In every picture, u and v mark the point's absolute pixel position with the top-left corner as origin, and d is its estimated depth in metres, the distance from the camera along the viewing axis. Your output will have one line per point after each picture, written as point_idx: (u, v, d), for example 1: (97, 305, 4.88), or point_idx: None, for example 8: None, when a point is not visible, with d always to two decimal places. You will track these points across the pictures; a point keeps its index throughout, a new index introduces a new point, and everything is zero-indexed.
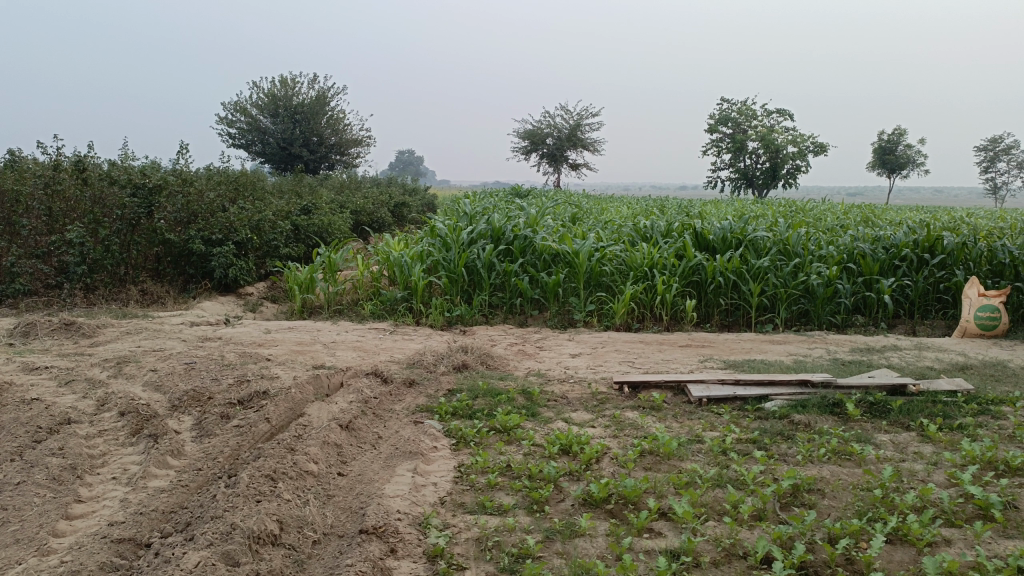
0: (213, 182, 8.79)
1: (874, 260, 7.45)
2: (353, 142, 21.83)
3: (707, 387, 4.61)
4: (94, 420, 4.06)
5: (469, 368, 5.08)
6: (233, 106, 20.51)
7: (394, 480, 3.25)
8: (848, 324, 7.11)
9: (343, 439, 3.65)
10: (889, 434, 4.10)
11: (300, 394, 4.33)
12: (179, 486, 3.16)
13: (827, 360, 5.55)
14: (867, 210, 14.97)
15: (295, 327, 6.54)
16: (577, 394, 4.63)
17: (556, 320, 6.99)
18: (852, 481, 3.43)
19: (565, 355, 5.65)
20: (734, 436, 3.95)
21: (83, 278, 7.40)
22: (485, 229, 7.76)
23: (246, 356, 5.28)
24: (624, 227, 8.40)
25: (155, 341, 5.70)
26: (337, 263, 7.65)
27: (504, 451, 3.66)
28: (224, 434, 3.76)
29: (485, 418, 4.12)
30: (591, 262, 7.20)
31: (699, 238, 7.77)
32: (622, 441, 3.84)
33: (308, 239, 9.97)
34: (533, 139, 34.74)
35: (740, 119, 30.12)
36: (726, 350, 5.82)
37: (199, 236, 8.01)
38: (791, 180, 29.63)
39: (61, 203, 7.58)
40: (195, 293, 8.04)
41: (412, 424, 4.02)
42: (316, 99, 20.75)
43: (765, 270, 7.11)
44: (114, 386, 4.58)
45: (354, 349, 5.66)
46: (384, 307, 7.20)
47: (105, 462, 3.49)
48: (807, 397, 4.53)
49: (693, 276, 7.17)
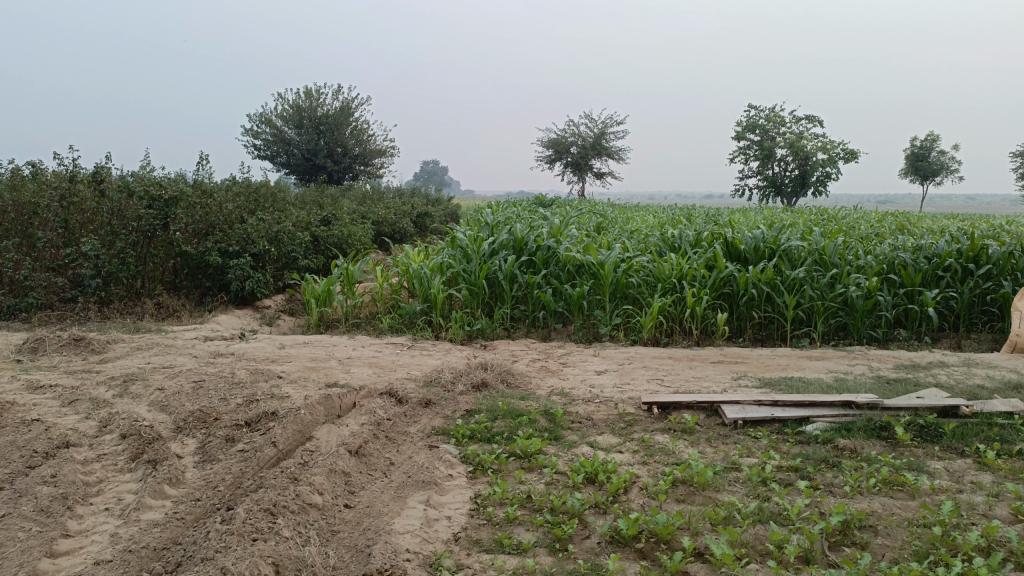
0: (232, 193, 8.63)
1: (916, 270, 7.08)
2: (377, 153, 21.73)
3: (743, 408, 4.31)
4: (94, 443, 3.86)
5: (488, 387, 4.82)
6: (258, 118, 20.51)
7: (405, 514, 3.00)
8: (889, 338, 6.76)
9: (352, 466, 3.41)
10: (943, 461, 3.77)
11: (310, 415, 4.11)
12: (174, 519, 2.94)
13: (869, 378, 5.21)
14: (902, 217, 14.52)
15: (311, 341, 6.34)
16: (603, 415, 4.35)
17: (581, 334, 6.72)
18: (906, 517, 3.11)
19: (590, 372, 5.37)
20: (774, 463, 3.66)
21: (97, 292, 7.28)
22: (506, 239, 7.51)
23: (257, 373, 5.06)
24: (651, 236, 8.10)
25: (165, 357, 5.52)
26: (355, 275, 7.44)
27: (524, 480, 3.39)
28: (228, 460, 3.54)
29: (505, 442, 3.85)
30: (617, 273, 6.91)
31: (730, 248, 7.45)
32: (652, 469, 3.55)
33: (327, 250, 9.80)
34: (557, 148, 34.49)
35: (768, 125, 29.65)
36: (761, 367, 5.51)
37: (216, 248, 7.86)
38: (821, 187, 29.08)
39: (78, 215, 7.44)
40: (211, 306, 7.87)
41: (427, 449, 3.76)
42: (340, 109, 20.67)
43: (801, 281, 6.78)
44: (119, 406, 4.39)
45: (369, 366, 5.43)
46: (403, 321, 6.98)
47: (100, 491, 3.28)
48: (851, 420, 4.22)
49: (724, 287, 6.86)
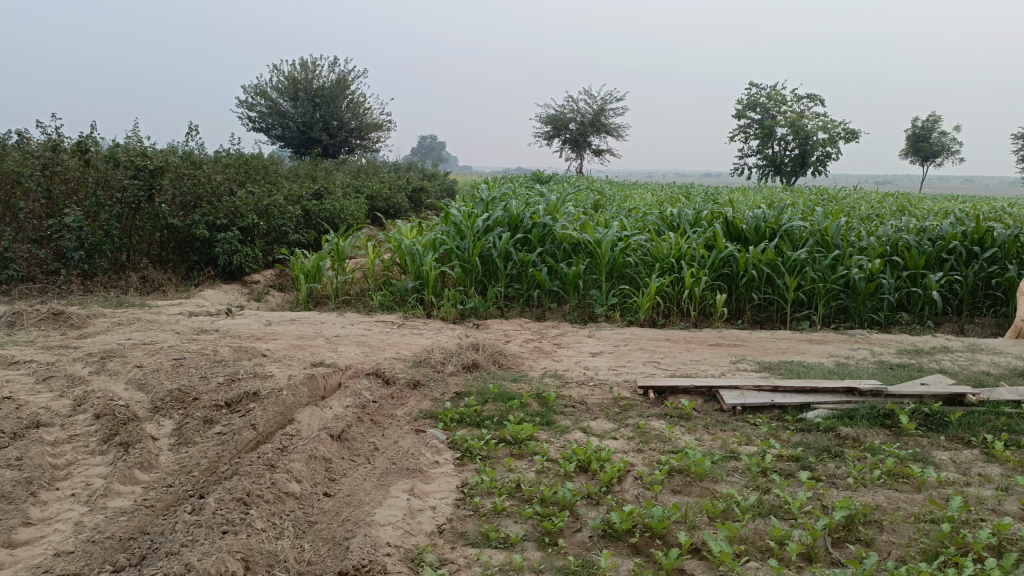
0: (221, 165, 8.43)
1: (920, 252, 6.92)
2: (373, 127, 21.42)
3: (742, 394, 4.17)
4: (66, 423, 3.70)
5: (479, 368, 4.66)
6: (252, 90, 20.16)
7: (387, 504, 2.85)
8: (891, 321, 6.61)
9: (333, 452, 3.26)
10: (949, 452, 3.63)
11: (292, 396, 3.95)
12: (143, 507, 2.80)
13: (871, 363, 5.06)
14: (903, 199, 14.39)
15: (298, 318, 6.17)
16: (597, 399, 4.20)
17: (576, 315, 6.56)
18: (913, 511, 2.98)
19: (584, 353, 5.21)
20: (774, 452, 3.51)
21: (80, 265, 7.09)
22: (501, 216, 7.32)
23: (241, 351, 4.89)
24: (649, 215, 7.92)
25: (147, 333, 5.35)
26: (346, 251, 7.26)
27: (513, 467, 3.24)
28: (204, 443, 3.39)
29: (495, 427, 3.70)
30: (614, 252, 6.73)
31: (731, 228, 7.26)
32: (648, 457, 3.40)
33: (318, 225, 9.60)
34: (556, 124, 34.15)
35: (769, 104, 29.33)
36: (760, 350, 5.36)
37: (204, 221, 7.66)
38: (821, 168, 28.84)
39: (61, 184, 7.23)
40: (198, 281, 7.68)
41: (413, 433, 3.61)
42: (336, 82, 20.31)
43: (802, 262, 6.61)
44: (95, 385, 4.23)
45: (357, 344, 5.26)
46: (394, 298, 6.81)
47: (68, 475, 3.13)
48: (854, 407, 4.07)
49: (724, 268, 6.69)
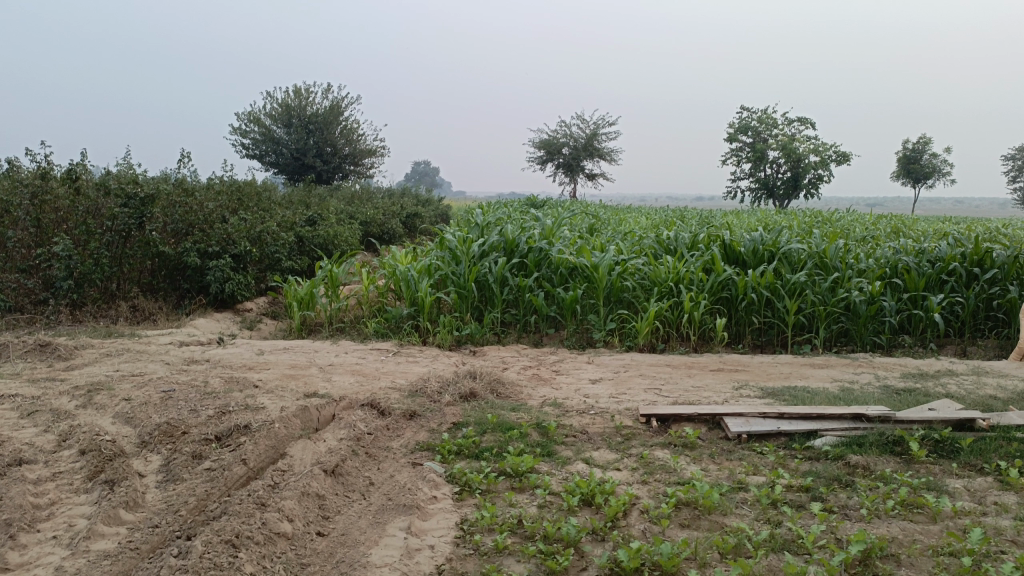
0: (214, 192, 8.36)
1: (920, 274, 6.85)
2: (367, 153, 21.42)
3: (747, 421, 4.06)
4: (50, 460, 3.57)
5: (477, 397, 4.55)
6: (246, 117, 20.15)
7: (383, 544, 2.74)
8: (893, 344, 6.52)
9: (327, 488, 3.14)
10: (962, 480, 3.53)
11: (285, 428, 3.82)
12: (128, 549, 2.68)
13: (876, 388, 4.96)
14: (897, 220, 14.38)
15: (291, 347, 6.05)
16: (599, 428, 4.08)
17: (574, 340, 6.46)
18: (930, 544, 2.86)
19: (583, 381, 5.10)
20: (782, 482, 3.40)
21: (69, 294, 6.95)
22: (497, 241, 7.24)
23: (232, 382, 4.77)
24: (646, 239, 7.85)
25: (135, 364, 5.22)
26: (339, 278, 7.16)
27: (514, 502, 3.11)
28: (193, 480, 3.27)
29: (494, 459, 3.58)
30: (611, 277, 6.65)
31: (729, 251, 7.19)
32: (653, 489, 3.28)
33: (311, 251, 9.50)
34: (549, 149, 34.25)
35: (761, 127, 29.48)
36: (763, 376, 5.26)
37: (195, 248, 7.59)
38: (813, 190, 28.94)
39: (51, 213, 7.11)
40: (189, 310, 7.58)
41: (410, 467, 3.49)
42: (329, 108, 20.33)
43: (802, 285, 6.53)
44: (81, 419, 4.10)
45: (352, 374, 5.15)
46: (389, 325, 6.70)
47: (50, 515, 3.01)
48: (862, 434, 3.97)
49: (723, 291, 6.61)
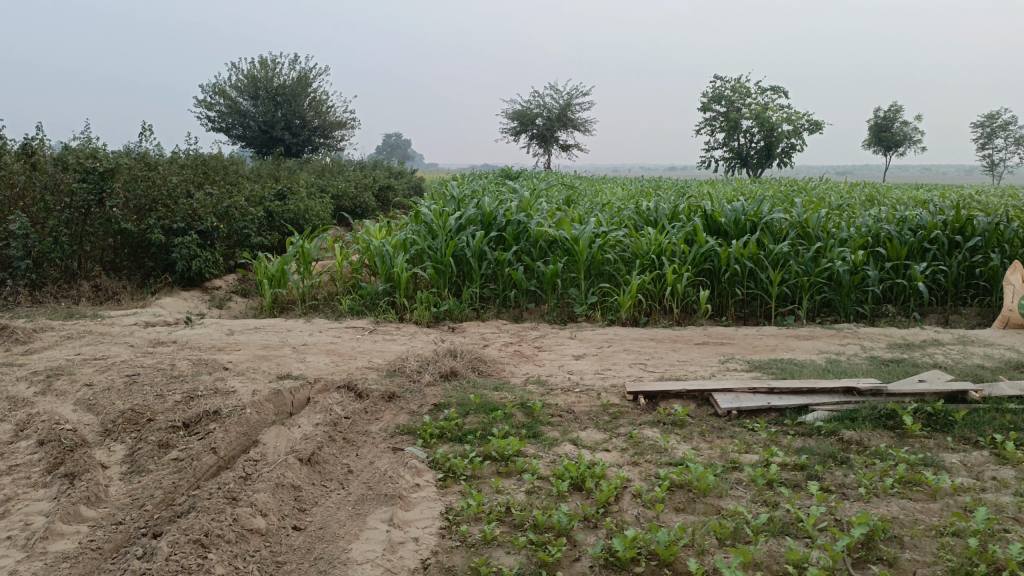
0: (178, 166, 8.04)
1: (902, 243, 6.78)
2: (337, 125, 20.95)
3: (737, 397, 3.94)
4: (6, 452, 3.36)
5: (458, 376, 4.39)
6: (211, 88, 19.57)
7: (363, 538, 2.59)
8: (877, 314, 6.46)
9: (303, 478, 2.98)
10: (957, 454, 3.44)
11: (257, 414, 3.63)
12: (89, 549, 2.50)
13: (864, 360, 4.88)
14: (870, 189, 14.36)
15: (263, 326, 5.82)
16: (585, 406, 3.94)
17: (555, 315, 6.32)
18: (932, 524, 2.76)
19: (567, 357, 4.96)
20: (777, 461, 3.28)
21: (28, 274, 6.63)
22: (474, 214, 7.04)
23: (201, 364, 4.56)
24: (625, 210, 7.69)
25: (98, 348, 4.98)
26: (312, 254, 6.93)
27: (501, 488, 2.96)
28: (159, 472, 3.08)
29: (479, 443, 3.43)
30: (592, 249, 6.49)
31: (710, 221, 7.06)
32: (645, 471, 3.15)
33: (282, 227, 9.23)
34: (522, 119, 33.87)
35: (734, 96, 29.36)
36: (749, 349, 5.15)
37: (159, 225, 7.28)
38: (786, 159, 28.96)
39: (6, 190, 6.79)
40: (155, 289, 7.29)
41: (390, 452, 3.32)
42: (297, 80, 19.80)
43: (785, 256, 6.43)
44: (40, 407, 3.87)
45: (326, 354, 4.95)
46: (364, 302, 6.50)
47: (5, 514, 2.81)
48: (855, 408, 3.87)
49: (705, 263, 6.49)
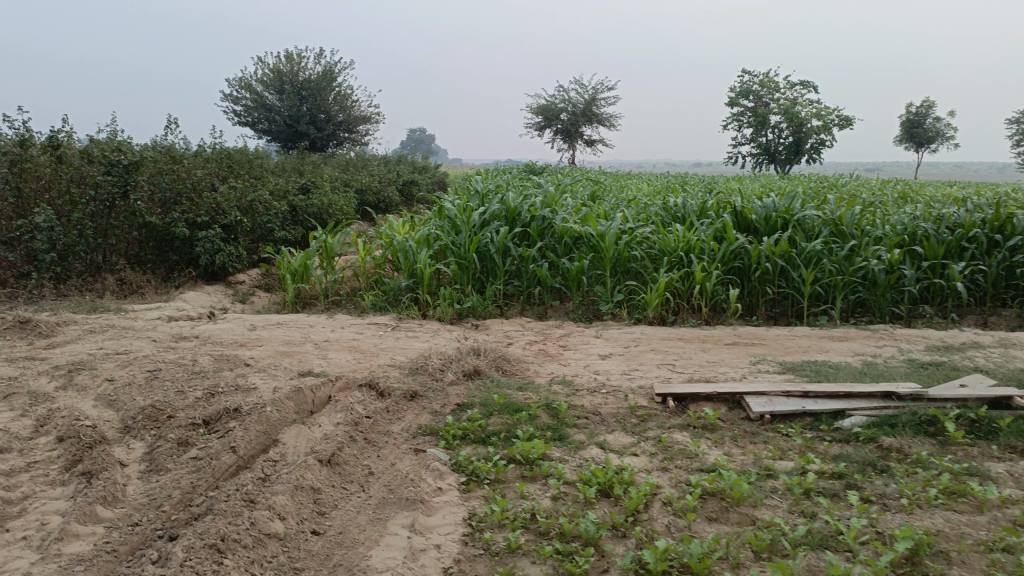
0: (203, 160, 8.02)
1: (939, 241, 6.58)
2: (361, 119, 20.93)
3: (770, 401, 3.81)
4: (25, 448, 3.31)
5: (481, 375, 4.29)
6: (237, 83, 19.64)
7: (384, 544, 2.50)
8: (913, 315, 6.27)
9: (323, 480, 2.90)
10: (1003, 464, 3.29)
11: (277, 412, 3.56)
12: (104, 552, 2.44)
13: (901, 363, 4.71)
14: (900, 186, 14.06)
15: (285, 322, 5.77)
16: (612, 409, 3.83)
17: (580, 313, 6.20)
18: (980, 538, 2.62)
19: (593, 357, 4.84)
20: (814, 469, 3.15)
21: (53, 267, 6.63)
22: (498, 209, 6.94)
23: (222, 360, 4.50)
24: (651, 206, 7.55)
25: (120, 342, 4.95)
26: (335, 249, 6.87)
27: (526, 494, 2.86)
28: (178, 471, 3.02)
29: (503, 445, 3.33)
30: (619, 246, 6.36)
31: (740, 218, 6.89)
32: (675, 477, 3.03)
33: (306, 221, 9.19)
34: (546, 114, 33.70)
35: (761, 91, 28.97)
36: (781, 350, 5.00)
37: (183, 219, 7.26)
38: (815, 155, 28.53)
39: (32, 183, 6.80)
40: (179, 283, 7.28)
41: (412, 454, 3.24)
42: (323, 74, 19.82)
43: (818, 254, 6.26)
44: (60, 402, 3.83)
45: (348, 350, 4.88)
46: (387, 298, 6.43)
47: (21, 513, 2.76)
48: (893, 413, 3.72)
49: (735, 261, 6.33)
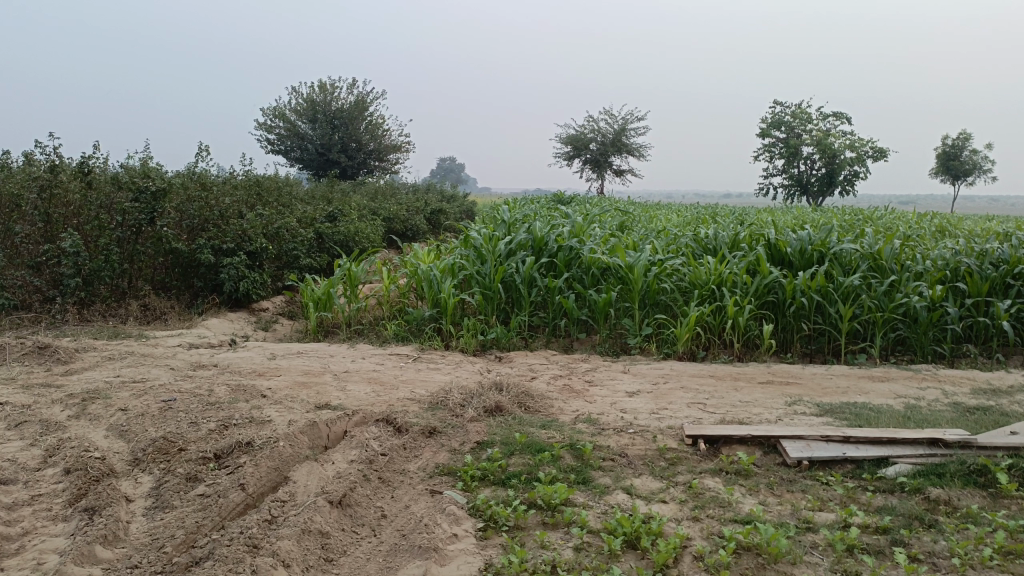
0: (231, 187, 8.03)
1: (984, 277, 6.31)
2: (392, 148, 21.07)
3: (808, 446, 3.59)
4: (31, 480, 3.21)
5: (503, 411, 4.13)
6: (271, 112, 19.92)
7: None
8: (956, 355, 6.00)
9: (332, 523, 2.77)
10: None
11: (291, 447, 3.43)
12: None
13: (946, 406, 4.46)
14: (938, 218, 13.69)
15: (305, 351, 5.67)
16: (639, 450, 3.64)
17: (607, 346, 6.03)
18: None
19: (620, 393, 4.66)
20: (856, 522, 2.93)
21: (77, 292, 6.62)
22: (525, 239, 6.82)
23: (239, 390, 4.40)
24: (682, 237, 7.38)
25: (138, 370, 4.87)
26: (359, 277, 6.78)
27: (546, 543, 2.69)
28: (184, 508, 2.90)
29: (523, 488, 3.16)
30: (648, 278, 6.20)
31: (774, 251, 6.69)
32: (707, 528, 2.83)
33: (331, 249, 9.14)
34: (576, 144, 33.73)
35: (794, 123, 28.73)
36: (818, 390, 4.77)
37: (209, 245, 7.24)
38: (848, 187, 28.14)
39: (61, 208, 6.79)
40: (202, 309, 7.24)
41: (428, 495, 3.08)
42: (355, 103, 20.03)
43: (856, 289, 6.04)
44: (71, 431, 3.74)
45: (368, 382, 4.75)
46: (410, 328, 6.30)
47: (19, 550, 2.65)
48: (941, 462, 3.49)
49: (769, 295, 6.13)
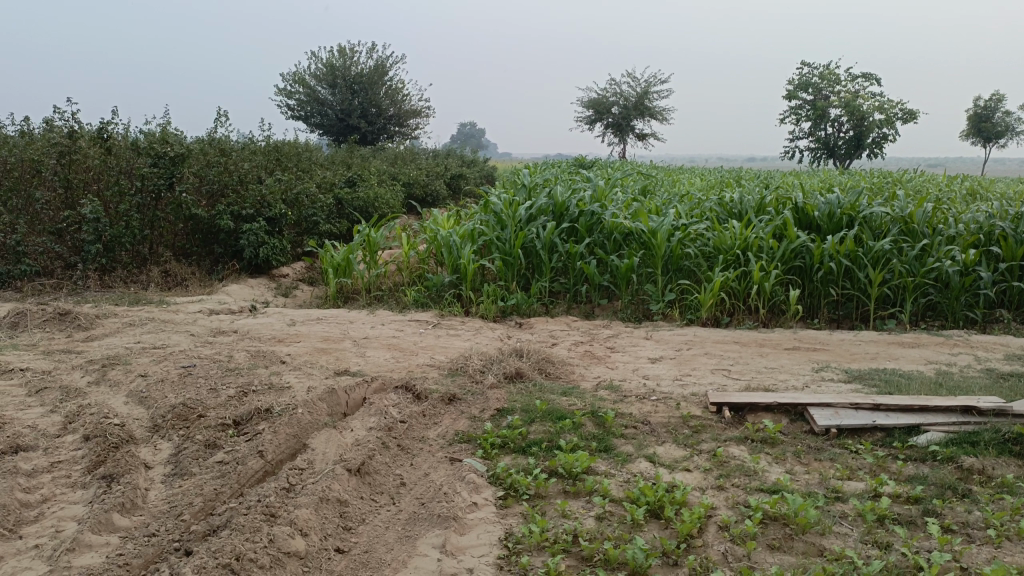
0: (249, 152, 7.96)
1: (1019, 241, 6.12)
2: (412, 113, 20.89)
3: (836, 414, 3.50)
4: (51, 447, 3.21)
5: (523, 378, 4.07)
6: (291, 77, 19.80)
7: (411, 568, 2.32)
8: (989, 320, 5.85)
9: (351, 491, 2.74)
10: None
11: (309, 414, 3.40)
12: (115, 566, 2.33)
13: (979, 373, 4.33)
14: (970, 182, 13.32)
15: (325, 317, 5.63)
16: (663, 418, 3.57)
17: (629, 312, 5.95)
18: None
19: (642, 360, 4.58)
20: (887, 492, 2.85)
21: (98, 258, 6.64)
22: (545, 203, 6.70)
23: (258, 357, 4.37)
24: (706, 201, 7.22)
25: (158, 336, 4.86)
26: (378, 242, 6.72)
27: (568, 512, 2.63)
28: (202, 476, 2.88)
29: (544, 456, 3.11)
30: (672, 242, 6.07)
31: (801, 215, 6.53)
32: (732, 498, 2.77)
33: (351, 215, 9.08)
34: (598, 108, 33.26)
35: (821, 84, 28.08)
36: (846, 356, 4.66)
37: (228, 211, 7.21)
38: (876, 150, 27.55)
39: (80, 174, 6.78)
40: (222, 275, 7.23)
41: (447, 463, 3.04)
42: (375, 68, 19.83)
43: (886, 253, 5.88)
44: (91, 398, 3.74)
45: (387, 348, 4.71)
46: (430, 294, 6.25)
47: (38, 517, 2.65)
48: (974, 430, 3.38)
49: (795, 260, 5.99)
